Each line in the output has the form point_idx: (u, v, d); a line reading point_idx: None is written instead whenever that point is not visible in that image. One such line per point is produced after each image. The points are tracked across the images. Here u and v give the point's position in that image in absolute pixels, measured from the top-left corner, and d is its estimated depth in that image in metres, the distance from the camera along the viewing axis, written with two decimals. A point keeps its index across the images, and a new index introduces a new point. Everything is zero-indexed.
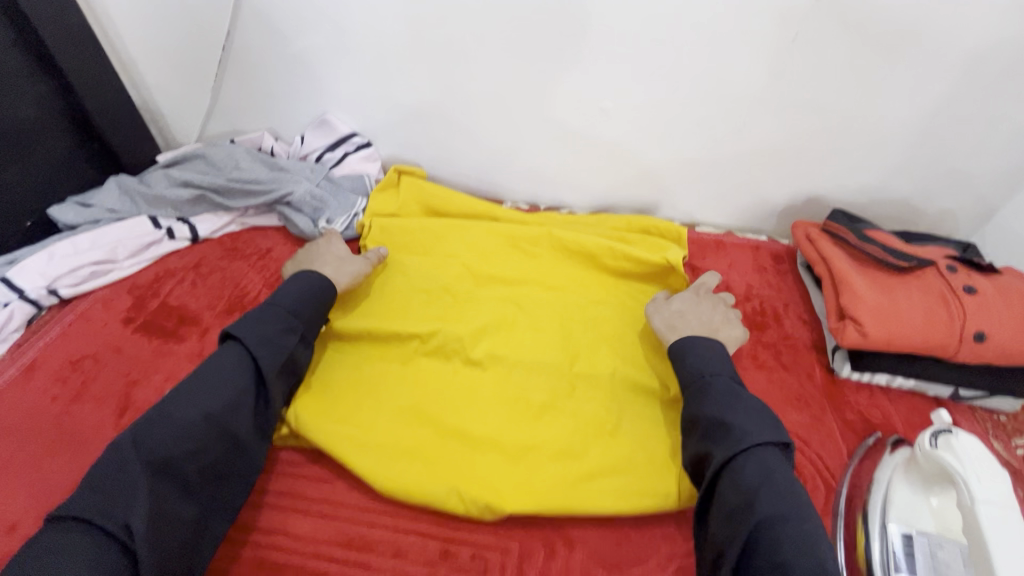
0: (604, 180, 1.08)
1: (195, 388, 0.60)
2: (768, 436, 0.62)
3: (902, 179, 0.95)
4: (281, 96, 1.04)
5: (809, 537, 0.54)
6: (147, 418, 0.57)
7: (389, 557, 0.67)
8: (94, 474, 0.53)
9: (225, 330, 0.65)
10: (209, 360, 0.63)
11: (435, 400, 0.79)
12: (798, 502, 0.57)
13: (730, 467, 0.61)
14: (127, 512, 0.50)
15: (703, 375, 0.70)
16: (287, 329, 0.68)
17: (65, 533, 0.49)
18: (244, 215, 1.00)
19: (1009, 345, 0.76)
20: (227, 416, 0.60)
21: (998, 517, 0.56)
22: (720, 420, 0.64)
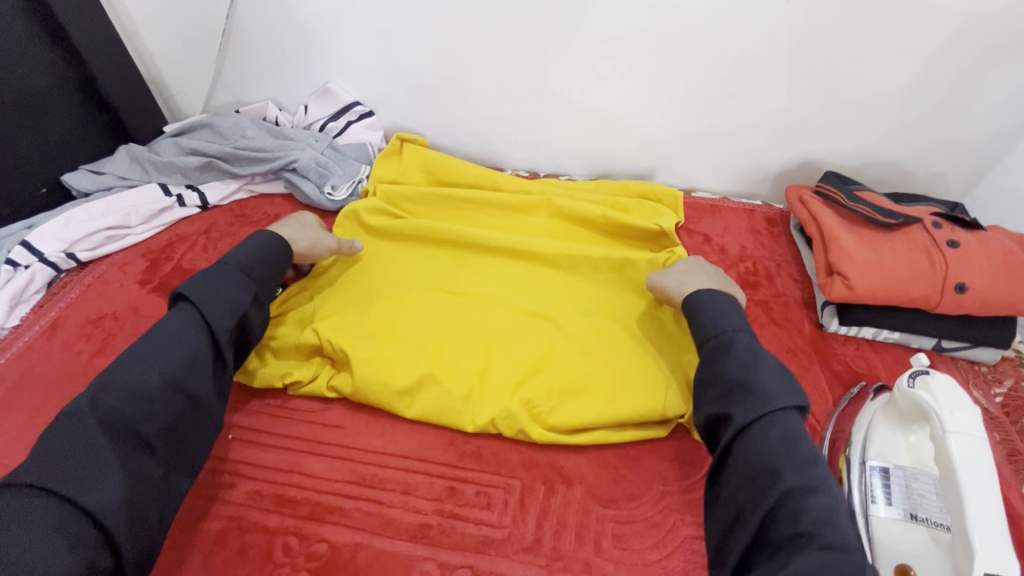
0: (602, 148, 1.09)
1: (146, 353, 0.61)
2: (792, 402, 0.59)
3: (892, 142, 1.00)
4: (284, 63, 1.07)
5: (831, 508, 0.53)
6: (99, 383, 0.58)
7: (400, 494, 0.67)
8: (50, 439, 0.54)
9: (177, 292, 0.66)
10: (161, 324, 0.64)
11: (451, 335, 0.79)
12: (818, 471, 0.56)
13: (752, 432, 0.58)
14: (83, 477, 0.52)
15: (727, 330, 0.67)
16: (240, 290, 0.69)
17: (18, 499, 0.50)
18: (251, 182, 1.05)
19: (990, 295, 0.76)
20: (183, 377, 0.61)
21: (970, 448, 0.56)
22: (742, 380, 0.62)
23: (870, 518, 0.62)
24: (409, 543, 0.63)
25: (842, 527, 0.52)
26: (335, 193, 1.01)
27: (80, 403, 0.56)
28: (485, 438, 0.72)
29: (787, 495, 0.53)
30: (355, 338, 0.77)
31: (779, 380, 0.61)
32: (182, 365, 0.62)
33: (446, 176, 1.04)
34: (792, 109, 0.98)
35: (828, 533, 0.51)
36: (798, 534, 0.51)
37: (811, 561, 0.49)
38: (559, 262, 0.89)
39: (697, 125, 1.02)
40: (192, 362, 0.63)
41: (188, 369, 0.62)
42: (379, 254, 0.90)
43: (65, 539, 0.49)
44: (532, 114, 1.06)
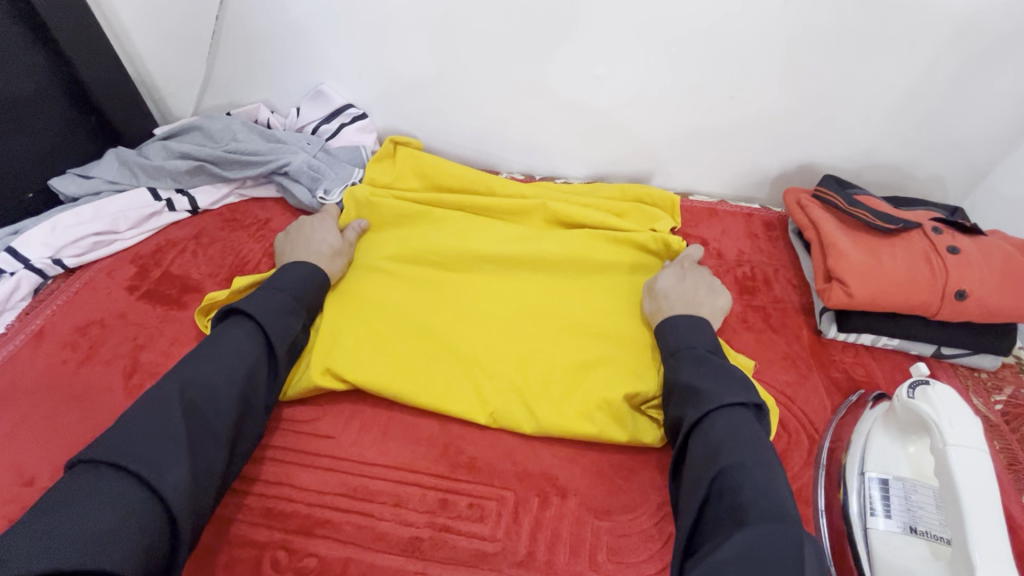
0: (599, 150, 1.08)
1: (213, 353, 0.63)
2: (738, 396, 0.61)
3: (892, 145, 0.99)
4: (275, 65, 1.05)
5: (773, 487, 0.53)
6: (172, 377, 0.60)
7: (391, 506, 0.66)
8: (128, 421, 0.55)
9: (236, 305, 0.69)
10: (225, 332, 0.67)
11: (451, 334, 0.80)
12: (764, 457, 0.56)
13: (702, 422, 0.60)
14: (158, 458, 0.52)
15: (674, 349, 0.70)
16: (291, 311, 0.73)
17: (97, 476, 0.51)
18: (243, 186, 1.04)
19: (992, 301, 0.75)
20: (246, 378, 0.64)
21: (971, 461, 0.54)
22: (691, 384, 0.64)
23: (869, 531, 0.61)
24: (401, 558, 0.62)
25: (785, 505, 0.52)
26: (328, 196, 1.00)
27: (156, 394, 0.58)
28: (479, 449, 0.71)
29: (727, 475, 0.54)
30: (341, 348, 0.77)
31: (730, 381, 0.63)
32: (246, 369, 0.64)
33: (441, 180, 1.03)
34: (791, 112, 0.97)
35: (763, 506, 0.51)
36: (733, 509, 0.52)
37: (740, 533, 0.49)
38: (553, 270, 0.88)
39: (694, 127, 1.01)
40: (253, 367, 0.65)
41: (250, 375, 0.64)
42: (369, 259, 0.88)
43: (135, 521, 0.49)
44: (527, 116, 1.05)
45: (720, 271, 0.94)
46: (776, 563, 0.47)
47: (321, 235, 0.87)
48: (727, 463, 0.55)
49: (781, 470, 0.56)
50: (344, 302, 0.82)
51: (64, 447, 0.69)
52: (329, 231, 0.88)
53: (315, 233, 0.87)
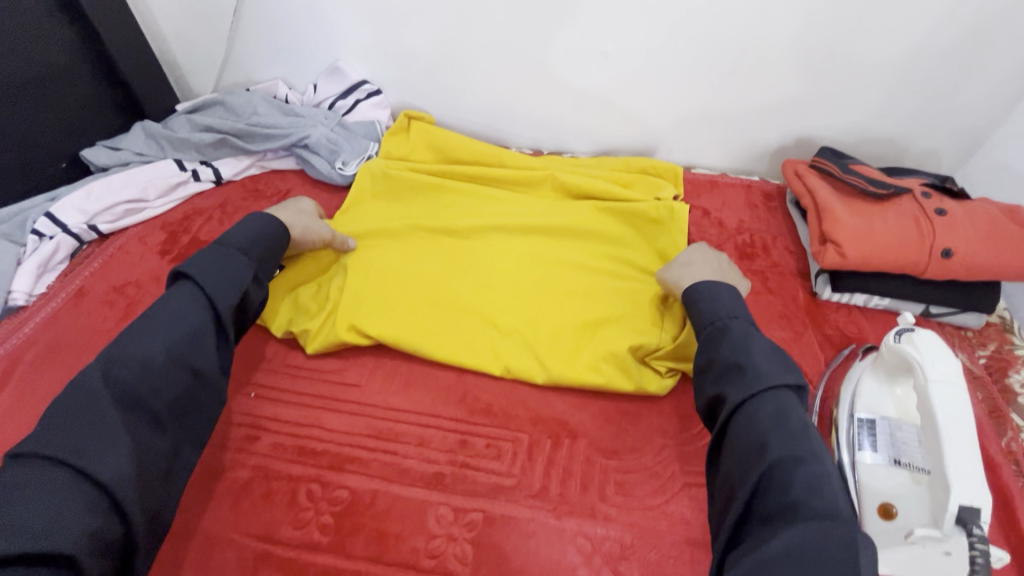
0: (604, 125, 1.12)
1: (148, 331, 0.62)
2: (779, 378, 0.60)
3: (886, 119, 1.03)
4: (292, 42, 1.09)
5: (824, 480, 0.53)
6: (94, 364, 0.59)
7: (415, 445, 0.71)
8: (59, 411, 0.55)
9: (177, 270, 0.67)
10: (165, 301, 0.65)
11: (467, 293, 0.85)
12: (811, 445, 0.56)
13: (745, 409, 0.59)
14: (93, 448, 0.53)
15: (721, 317, 0.68)
16: (240, 272, 0.69)
17: (30, 470, 0.51)
18: (264, 159, 1.08)
19: (976, 259, 0.80)
20: (187, 351, 0.62)
21: (950, 395, 0.59)
22: (734, 361, 0.63)
23: (857, 465, 0.66)
24: (425, 490, 0.67)
25: (838, 500, 0.52)
26: (346, 168, 1.04)
27: (83, 381, 0.57)
28: (495, 396, 0.76)
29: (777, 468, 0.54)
30: (361, 302, 0.82)
31: (772, 360, 0.62)
32: (188, 341, 0.63)
33: (453, 153, 1.07)
34: (788, 86, 1.01)
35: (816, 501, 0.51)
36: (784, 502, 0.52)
37: (797, 525, 0.49)
38: (563, 237, 0.93)
39: (695, 102, 1.05)
40: (197, 338, 0.63)
41: (195, 347, 0.63)
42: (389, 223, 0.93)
43: (80, 504, 0.51)
44: (535, 92, 1.09)
45: (721, 239, 0.99)
46: (835, 558, 0.47)
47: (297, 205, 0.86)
48: (777, 455, 0.55)
49: (829, 458, 0.55)
50: (361, 260, 0.87)
51: None
52: (305, 205, 0.87)
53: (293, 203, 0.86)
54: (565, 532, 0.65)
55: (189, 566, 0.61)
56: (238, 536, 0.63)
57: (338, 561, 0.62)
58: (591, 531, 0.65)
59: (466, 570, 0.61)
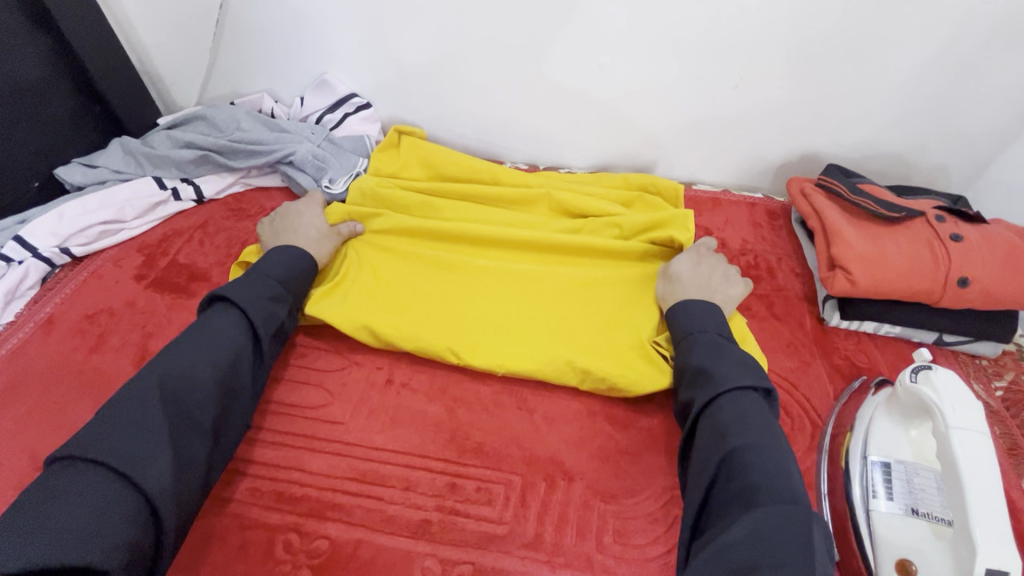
0: (603, 141, 1.08)
1: (196, 342, 0.64)
2: (746, 379, 0.63)
3: (895, 135, 0.99)
4: (278, 54, 1.05)
5: (783, 465, 0.56)
6: (149, 367, 0.61)
7: (401, 490, 0.67)
8: (107, 416, 0.56)
9: (220, 292, 0.70)
10: (208, 320, 0.68)
11: (469, 294, 0.85)
12: (772, 438, 0.58)
13: (710, 408, 0.63)
14: (138, 454, 0.53)
15: (693, 331, 0.71)
16: (276, 299, 0.73)
17: (75, 474, 0.51)
18: (248, 176, 1.04)
19: (994, 288, 0.75)
20: (231, 369, 0.64)
21: (973, 444, 0.55)
22: (704, 366, 0.66)
23: (871, 513, 0.62)
24: (411, 540, 0.63)
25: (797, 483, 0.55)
26: (333, 185, 0.99)
27: (135, 384, 0.58)
28: (486, 434, 0.72)
29: (736, 455, 0.56)
30: (352, 309, 0.80)
31: (738, 365, 0.65)
32: (233, 359, 0.65)
33: (447, 170, 1.03)
34: (795, 100, 0.97)
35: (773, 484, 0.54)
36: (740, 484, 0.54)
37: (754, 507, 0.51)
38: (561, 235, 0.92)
39: (697, 118, 1.01)
40: (240, 358, 0.66)
41: (235, 366, 0.65)
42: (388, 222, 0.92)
43: (121, 514, 0.50)
44: (531, 105, 1.05)
45: None
46: (788, 531, 0.49)
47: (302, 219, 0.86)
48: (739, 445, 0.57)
49: (790, 451, 0.58)
50: (359, 267, 0.87)
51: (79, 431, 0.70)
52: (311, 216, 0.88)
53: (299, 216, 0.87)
54: None
55: None
56: None
57: None
58: None
59: None
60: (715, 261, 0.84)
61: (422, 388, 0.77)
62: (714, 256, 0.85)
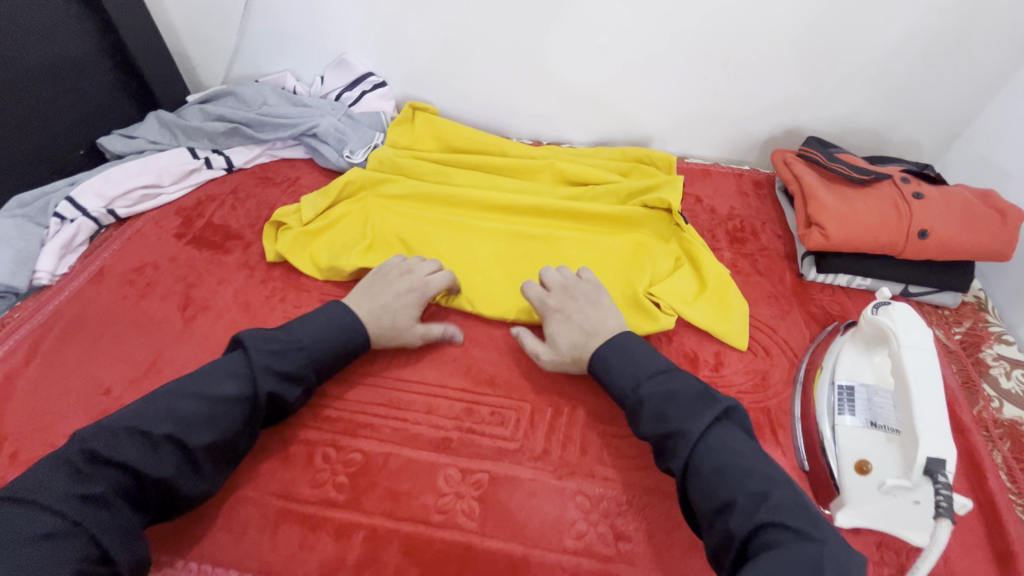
0: (602, 118, 1.17)
1: (180, 404, 0.61)
2: (705, 422, 0.61)
3: (870, 111, 1.08)
4: (301, 35, 1.13)
5: (786, 506, 0.54)
6: (120, 417, 0.59)
7: (423, 413, 0.75)
8: (49, 468, 0.54)
9: (240, 340, 0.67)
10: (213, 371, 0.65)
11: (477, 257, 0.93)
12: (763, 476, 0.57)
13: (691, 467, 0.60)
14: (89, 505, 0.53)
15: (629, 391, 0.68)
16: (295, 380, 0.68)
17: (22, 516, 0.50)
18: (273, 148, 1.12)
19: (950, 239, 0.85)
20: (210, 426, 0.61)
21: (921, 359, 0.64)
22: (662, 413, 0.64)
23: (837, 427, 0.71)
24: (434, 453, 0.71)
25: (810, 519, 0.54)
26: (353, 156, 1.08)
27: (105, 431, 0.57)
28: (498, 368, 0.81)
29: (746, 509, 0.55)
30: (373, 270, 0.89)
31: (695, 398, 0.64)
32: (215, 434, 0.61)
33: (456, 143, 1.11)
34: (779, 79, 1.05)
35: (790, 535, 0.52)
36: (760, 543, 0.52)
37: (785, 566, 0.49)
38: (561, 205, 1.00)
39: (689, 95, 1.10)
40: (223, 434, 0.62)
41: (217, 440, 0.62)
42: (404, 192, 1.00)
43: (70, 561, 0.49)
44: (535, 84, 1.13)
45: (713, 224, 1.04)
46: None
47: (395, 311, 0.77)
48: (739, 500, 0.55)
49: (786, 481, 0.57)
50: (380, 230, 0.96)
51: (136, 364, 0.79)
52: (406, 307, 0.78)
53: (394, 301, 0.78)
54: (565, 490, 0.69)
55: (214, 521, 0.66)
56: (260, 495, 0.67)
57: (354, 516, 0.66)
58: (590, 490, 0.69)
59: (473, 524, 0.66)
60: (571, 297, 0.80)
61: (440, 330, 0.85)
62: (562, 296, 0.80)
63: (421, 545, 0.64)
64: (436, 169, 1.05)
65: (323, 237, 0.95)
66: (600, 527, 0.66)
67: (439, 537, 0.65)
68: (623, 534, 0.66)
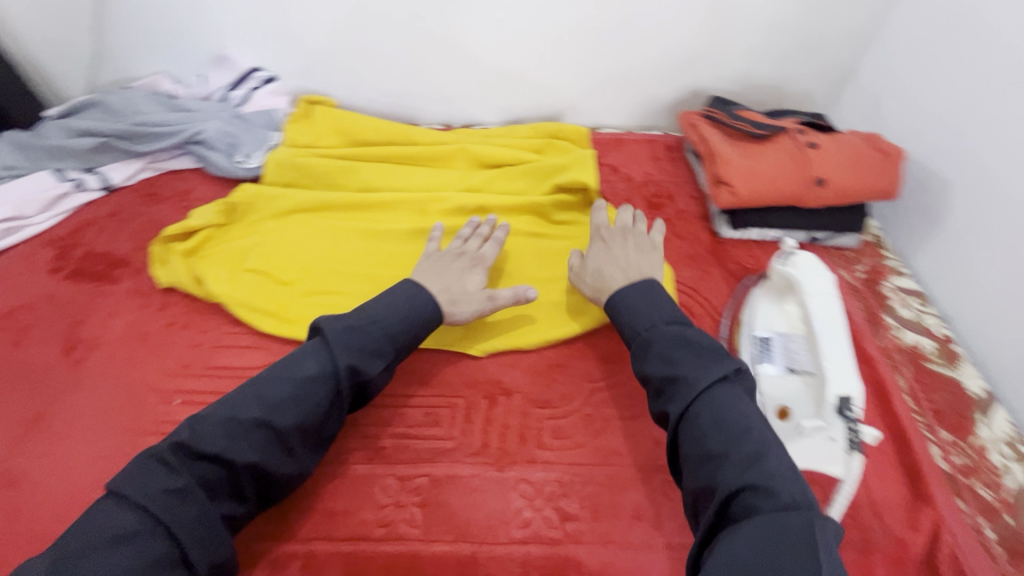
0: (512, 96, 1.14)
1: (267, 389, 0.63)
2: (711, 375, 0.62)
3: (765, 66, 1.11)
4: (172, 32, 1.03)
5: (778, 471, 0.55)
6: (214, 409, 0.61)
7: (352, 425, 0.72)
8: (143, 460, 0.56)
9: (315, 325, 0.68)
10: (290, 357, 0.66)
11: (383, 266, 0.88)
12: (759, 438, 0.59)
13: (687, 417, 0.61)
14: (168, 501, 0.54)
15: (643, 329, 0.69)
16: (375, 353, 0.67)
17: (117, 513, 0.52)
18: (156, 160, 1.02)
19: (844, 184, 0.89)
20: (287, 409, 0.61)
21: (823, 302, 0.71)
22: (667, 374, 0.64)
23: (759, 377, 0.74)
24: (368, 465, 0.68)
25: (800, 491, 0.54)
26: (249, 160, 1.00)
27: (199, 422, 0.59)
28: (428, 367, 0.78)
29: (737, 467, 0.56)
30: (273, 301, 0.83)
31: (698, 358, 0.64)
32: (299, 414, 0.61)
33: (360, 135, 1.05)
34: (678, 41, 1.06)
35: (771, 501, 0.53)
36: (743, 504, 0.54)
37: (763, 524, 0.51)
38: (469, 201, 0.95)
39: (592, 64, 1.09)
40: (309, 414, 0.62)
41: (304, 420, 0.62)
42: (304, 202, 0.94)
43: (144, 560, 0.50)
44: (439, 67, 1.09)
45: (630, 192, 1.04)
46: (791, 545, 0.49)
47: (462, 279, 0.78)
48: (732, 456, 0.57)
49: (779, 446, 0.59)
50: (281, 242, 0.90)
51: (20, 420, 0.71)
52: (471, 276, 0.80)
53: (458, 272, 0.79)
54: (507, 480, 0.68)
55: None
56: None
57: (288, 545, 0.63)
58: (532, 476, 0.69)
59: (417, 531, 0.64)
60: (621, 243, 0.82)
61: None
62: (610, 236, 0.83)
63: (365, 562, 0.62)
64: (337, 166, 0.99)
65: (219, 261, 0.87)
66: (545, 511, 0.66)
67: (383, 550, 0.62)
68: (569, 514, 0.66)
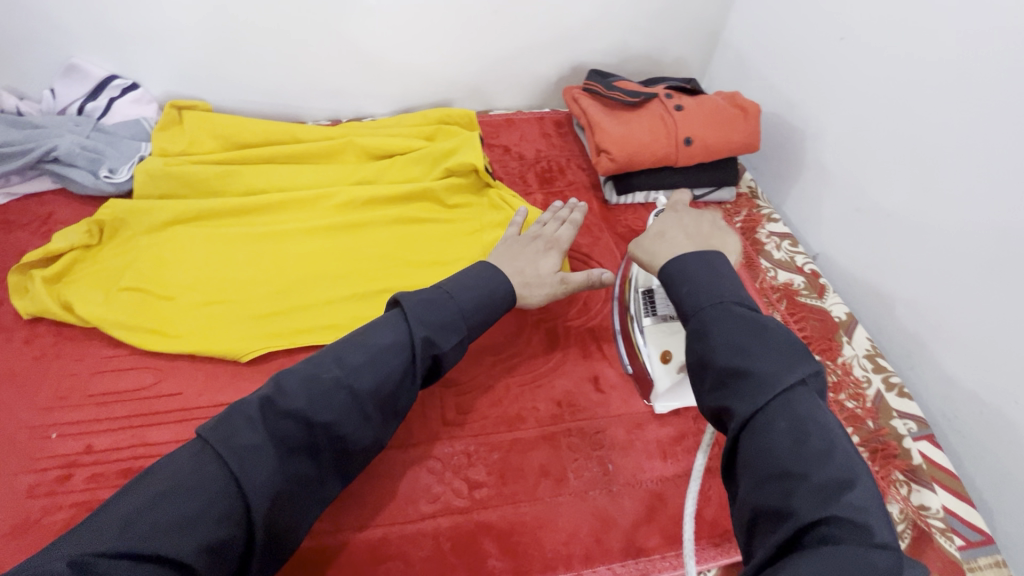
0: (398, 85, 1.13)
1: (348, 351, 0.59)
2: (795, 372, 0.47)
3: (637, 37, 1.17)
4: (8, 44, 0.94)
5: (871, 503, 0.41)
6: (296, 369, 0.57)
7: None
8: (233, 409, 0.54)
9: (396, 296, 0.66)
10: (379, 321, 0.64)
11: (273, 268, 0.86)
12: (851, 460, 0.44)
13: (755, 421, 0.46)
14: (242, 458, 0.50)
15: (703, 306, 0.54)
16: (450, 329, 0.65)
17: (200, 460, 0.49)
18: (8, 185, 0.93)
19: (708, 142, 0.96)
20: (365, 377, 0.58)
21: None
22: (735, 364, 0.48)
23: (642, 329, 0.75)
24: None
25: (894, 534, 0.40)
26: (115, 175, 0.93)
27: (282, 379, 0.56)
28: None
29: (818, 491, 0.41)
30: (154, 317, 0.79)
31: (784, 352, 0.48)
32: (376, 379, 0.58)
33: (238, 137, 1.00)
34: (551, 18, 1.09)
35: (855, 534, 0.39)
36: (818, 535, 0.40)
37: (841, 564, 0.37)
38: (360, 193, 0.94)
39: (472, 47, 1.10)
40: (386, 380, 0.59)
41: (380, 387, 0.58)
42: (180, 212, 0.89)
43: (212, 517, 0.46)
44: (317, 60, 1.06)
45: (522, 170, 1.07)
46: None
47: (536, 262, 0.77)
48: (811, 477, 0.42)
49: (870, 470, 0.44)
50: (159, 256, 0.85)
51: None
52: (545, 258, 0.78)
53: (534, 254, 0.78)
54: (414, 460, 0.69)
55: None
56: None
57: None
58: (439, 452, 0.70)
59: (325, 523, 0.64)
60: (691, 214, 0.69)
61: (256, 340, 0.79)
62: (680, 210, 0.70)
63: None
64: (216, 171, 0.95)
65: (89, 283, 0.82)
66: (453, 483, 0.68)
67: None
68: (477, 482, 0.68)
